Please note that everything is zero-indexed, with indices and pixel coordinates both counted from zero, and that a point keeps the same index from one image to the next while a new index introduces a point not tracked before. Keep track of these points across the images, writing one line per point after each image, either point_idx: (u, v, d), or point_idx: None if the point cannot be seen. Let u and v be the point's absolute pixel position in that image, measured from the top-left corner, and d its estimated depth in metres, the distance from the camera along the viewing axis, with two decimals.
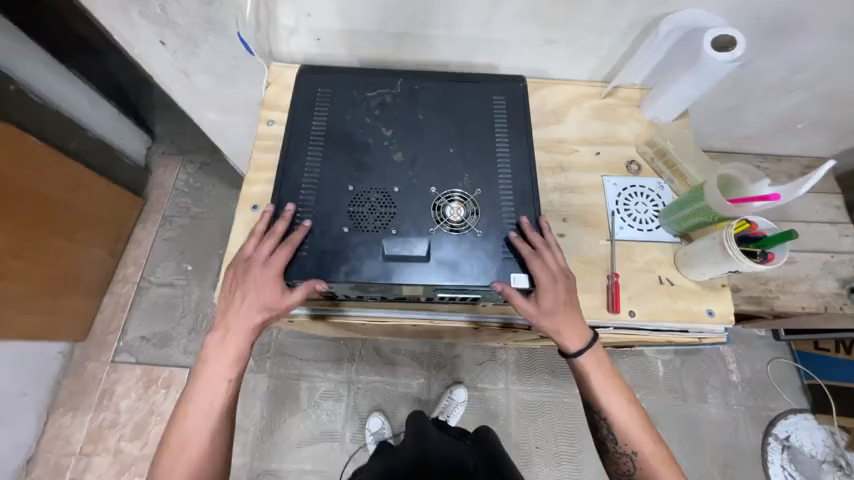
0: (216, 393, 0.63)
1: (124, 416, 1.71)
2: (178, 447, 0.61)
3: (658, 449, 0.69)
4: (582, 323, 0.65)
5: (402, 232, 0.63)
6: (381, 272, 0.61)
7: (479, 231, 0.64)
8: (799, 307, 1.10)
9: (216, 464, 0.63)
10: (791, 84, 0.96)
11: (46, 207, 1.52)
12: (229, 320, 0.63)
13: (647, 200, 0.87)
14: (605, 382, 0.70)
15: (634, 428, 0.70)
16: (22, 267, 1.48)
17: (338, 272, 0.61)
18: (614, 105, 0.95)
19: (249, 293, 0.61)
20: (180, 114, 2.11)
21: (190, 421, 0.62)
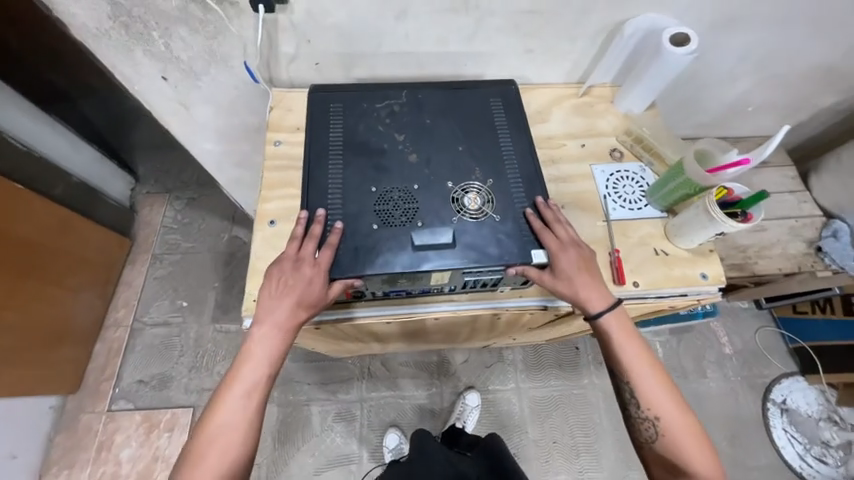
0: (254, 385, 0.66)
1: (126, 466, 1.62)
2: (213, 435, 0.64)
3: (677, 414, 0.74)
4: (606, 288, 0.74)
5: (427, 224, 0.72)
6: (415, 260, 0.70)
7: (494, 217, 0.74)
8: (776, 269, 1.21)
9: (248, 455, 0.65)
10: (737, 73, 1.10)
11: (32, 255, 1.46)
12: (273, 314, 0.66)
13: (634, 182, 0.96)
14: (630, 346, 0.75)
15: (657, 392, 0.74)
16: (8, 319, 1.41)
17: (374, 265, 0.69)
18: (590, 102, 1.05)
19: (289, 292, 0.67)
20: (163, 152, 2.05)
21: (226, 412, 0.64)
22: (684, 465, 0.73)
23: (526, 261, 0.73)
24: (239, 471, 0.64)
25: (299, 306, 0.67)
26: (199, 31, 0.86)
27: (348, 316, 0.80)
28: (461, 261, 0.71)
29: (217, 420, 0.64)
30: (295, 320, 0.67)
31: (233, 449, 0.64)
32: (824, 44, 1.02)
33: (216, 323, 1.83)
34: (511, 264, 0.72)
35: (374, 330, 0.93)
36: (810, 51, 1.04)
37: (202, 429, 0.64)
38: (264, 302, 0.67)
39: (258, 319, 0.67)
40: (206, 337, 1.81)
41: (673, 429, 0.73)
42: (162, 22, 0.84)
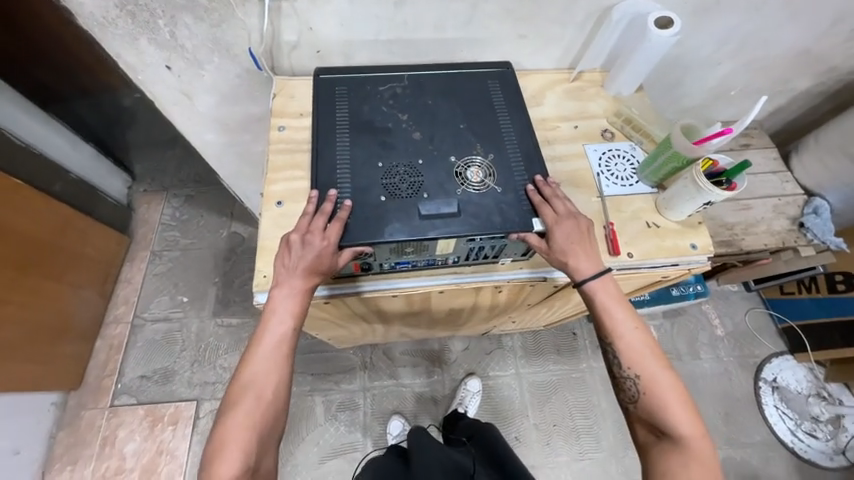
0: (281, 343, 0.72)
1: (130, 461, 1.62)
2: (246, 391, 0.69)
3: (658, 373, 0.79)
4: (597, 256, 0.79)
5: (433, 197, 0.78)
6: (421, 227, 0.75)
7: (496, 189, 0.80)
8: (762, 245, 1.26)
9: (279, 407, 0.71)
10: (720, 58, 1.16)
11: (34, 251, 1.46)
12: (290, 280, 0.72)
13: (625, 160, 1.00)
14: (615, 310, 0.80)
15: (639, 353, 0.80)
16: (11, 314, 1.41)
17: (383, 233, 0.74)
18: (581, 86, 1.10)
19: (301, 261, 0.72)
20: (161, 151, 2.05)
21: (255, 367, 0.71)
22: (664, 422, 0.77)
23: (528, 228, 0.78)
24: (272, 423, 0.70)
25: (309, 273, 0.72)
26: (205, 19, 0.89)
27: (354, 289, 0.84)
28: (466, 228, 0.76)
29: (249, 377, 0.70)
30: (311, 284, 0.73)
31: (267, 402, 0.70)
32: (800, 27, 1.08)
33: (217, 318, 1.84)
34: (514, 231, 0.77)
35: (380, 306, 0.96)
36: (787, 34, 1.10)
37: (234, 388, 0.70)
38: (280, 270, 0.73)
39: (276, 286, 0.73)
40: (208, 331, 1.82)
41: (654, 387, 0.78)
42: (168, 10, 0.86)
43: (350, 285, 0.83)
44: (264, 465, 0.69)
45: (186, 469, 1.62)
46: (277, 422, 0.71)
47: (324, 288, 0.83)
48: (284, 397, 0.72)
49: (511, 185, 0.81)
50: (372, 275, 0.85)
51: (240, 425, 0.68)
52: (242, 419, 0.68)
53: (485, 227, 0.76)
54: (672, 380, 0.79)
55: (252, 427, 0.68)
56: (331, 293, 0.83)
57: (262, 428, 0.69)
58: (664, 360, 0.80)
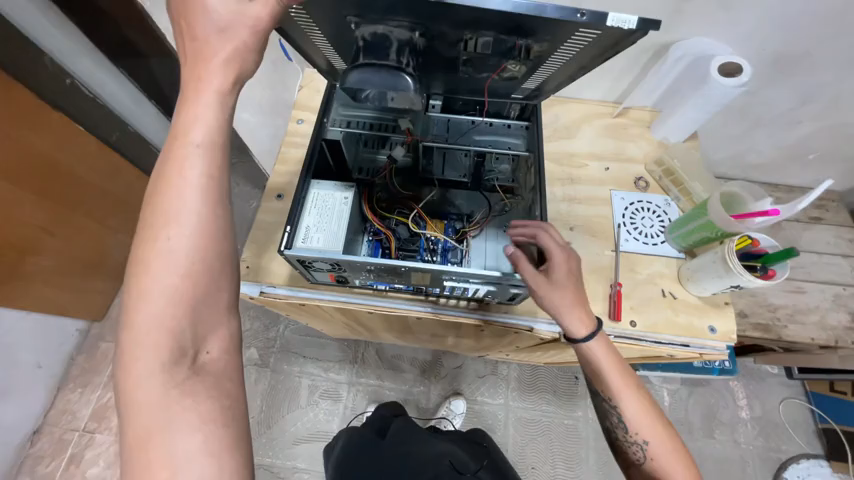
0: (202, 163, 0.48)
1: None
2: (158, 237, 0.47)
3: (667, 439, 0.72)
4: (589, 313, 0.72)
5: (445, 51, 0.61)
6: (431, 14, 0.54)
7: (532, 62, 0.61)
8: (809, 338, 1.08)
9: (225, 224, 0.50)
10: (798, 116, 1.00)
11: (84, 194, 1.57)
12: (200, 69, 0.50)
13: (653, 215, 0.90)
14: (617, 373, 0.73)
15: (644, 417, 0.72)
16: (54, 245, 1.55)
17: (380, 12, 0.55)
18: (623, 124, 1.00)
19: (199, 25, 0.50)
20: None
21: (174, 173, 0.48)
22: None
23: (596, 17, 0.50)
24: (223, 244, 0.50)
25: (221, 40, 0.50)
26: None
27: (345, 299, 0.81)
28: (494, 14, 0.52)
29: (158, 217, 0.47)
30: (230, 70, 0.51)
31: (198, 249, 0.48)
32: None
33: None
34: (573, 13, 0.51)
35: (359, 317, 0.94)
36: None
37: (140, 236, 0.48)
38: (186, 63, 0.51)
39: (183, 88, 0.50)
40: None
41: (663, 458, 0.70)
42: None
43: (343, 292, 0.81)
44: (221, 300, 0.51)
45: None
46: (222, 273, 0.50)
47: (312, 291, 0.82)
48: (227, 232, 0.50)
49: (550, 69, 0.63)
50: (363, 290, 0.81)
51: (173, 247, 0.47)
52: (164, 267, 0.47)
53: (520, 17, 0.52)
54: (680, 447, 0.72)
55: (190, 248, 0.48)
56: (317, 296, 0.82)
57: (202, 283, 0.48)
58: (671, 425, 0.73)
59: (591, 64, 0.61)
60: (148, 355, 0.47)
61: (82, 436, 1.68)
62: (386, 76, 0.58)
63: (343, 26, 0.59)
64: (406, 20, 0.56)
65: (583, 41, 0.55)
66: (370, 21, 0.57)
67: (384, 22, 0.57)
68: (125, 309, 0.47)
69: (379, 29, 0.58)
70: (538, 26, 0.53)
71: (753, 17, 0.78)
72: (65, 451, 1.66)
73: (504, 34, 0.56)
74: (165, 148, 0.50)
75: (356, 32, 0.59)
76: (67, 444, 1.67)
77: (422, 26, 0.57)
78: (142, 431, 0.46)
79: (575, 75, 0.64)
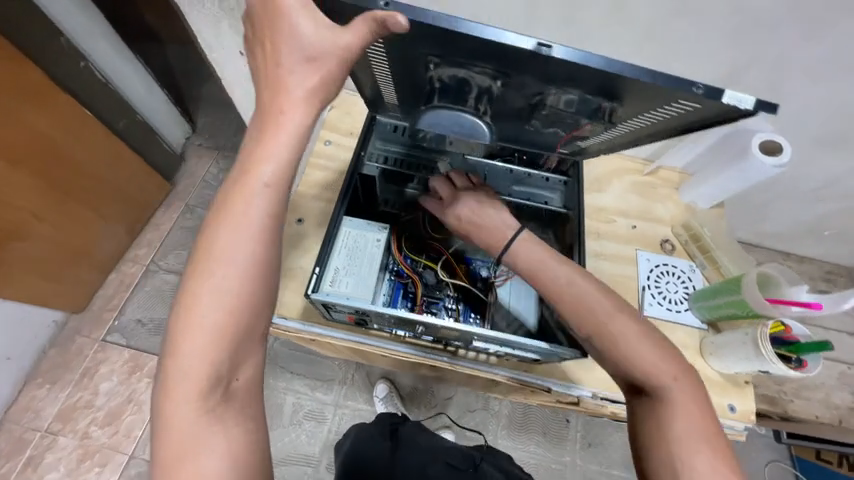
0: (270, 197, 0.46)
1: (101, 399, 1.62)
2: (209, 267, 0.45)
3: (625, 324, 0.59)
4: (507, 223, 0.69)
5: (520, 102, 0.57)
6: (521, 65, 0.49)
7: (612, 123, 0.57)
8: (813, 415, 1.07)
9: (274, 263, 0.47)
10: (821, 195, 1.02)
11: (79, 180, 1.45)
12: (278, 103, 0.46)
13: (678, 281, 0.89)
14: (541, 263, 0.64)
15: (590, 303, 0.60)
16: (42, 231, 1.41)
17: (464, 57, 0.50)
18: (652, 183, 0.99)
19: (286, 50, 0.46)
20: (224, 112, 1.95)
21: (236, 210, 0.45)
22: (639, 377, 0.56)
23: (711, 92, 0.46)
24: (268, 281, 0.47)
25: (306, 69, 0.46)
26: None
27: (360, 339, 0.77)
28: (595, 74, 0.47)
29: (213, 246, 0.45)
30: (309, 104, 0.47)
31: (247, 279, 0.45)
32: None
33: None
34: (687, 85, 0.46)
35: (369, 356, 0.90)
36: None
37: (192, 264, 0.46)
38: (264, 87, 0.47)
39: (259, 118, 0.47)
40: None
41: (621, 344, 0.58)
42: None
43: (359, 332, 0.77)
44: (258, 334, 0.47)
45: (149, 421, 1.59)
46: (263, 308, 0.47)
47: (328, 329, 0.78)
48: (273, 270, 0.47)
49: (628, 128, 0.59)
50: (379, 332, 0.77)
51: (219, 283, 0.45)
52: (211, 302, 0.44)
53: (619, 81, 0.48)
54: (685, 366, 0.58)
55: (236, 285, 0.45)
56: (332, 334, 0.78)
57: (246, 316, 0.46)
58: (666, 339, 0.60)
59: (674, 131, 0.56)
60: (187, 383, 0.44)
61: (44, 437, 1.56)
62: (458, 122, 0.57)
63: (418, 64, 0.54)
64: (491, 68, 0.51)
65: (677, 111, 0.51)
66: (450, 65, 0.53)
67: (467, 67, 0.52)
68: (170, 332, 0.45)
69: (459, 73, 0.53)
70: (634, 90, 0.49)
71: (792, 98, 0.81)
72: (24, 451, 1.54)
73: (591, 93, 0.52)
74: (229, 178, 0.47)
75: (432, 71, 0.55)
76: (27, 444, 1.55)
77: (506, 76, 0.52)
78: (173, 453, 0.44)
79: (649, 138, 0.60)
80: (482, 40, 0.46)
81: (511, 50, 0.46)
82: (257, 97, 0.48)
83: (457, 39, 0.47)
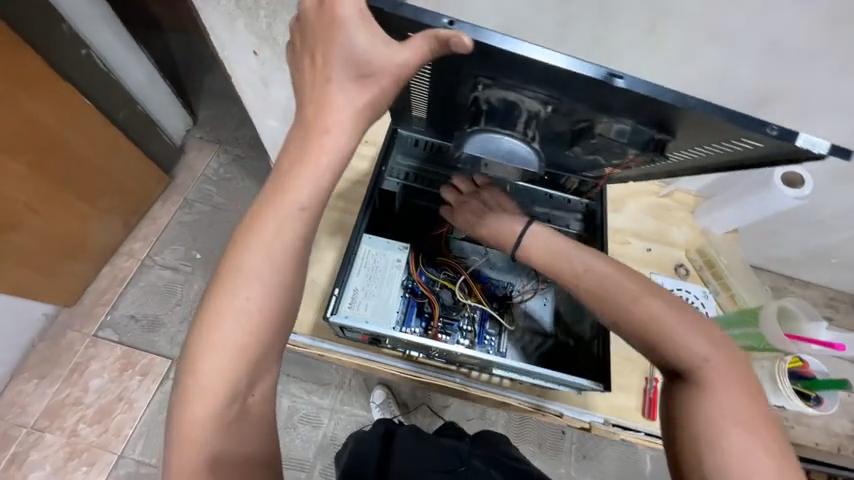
0: (309, 213, 0.47)
1: (91, 396, 1.49)
2: (235, 286, 0.46)
3: (656, 302, 0.56)
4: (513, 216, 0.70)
5: (565, 129, 0.56)
6: (575, 90, 0.48)
7: (661, 157, 0.56)
8: (813, 442, 1.09)
9: (298, 285, 0.48)
10: (835, 225, 1.02)
11: (71, 167, 1.35)
12: (323, 121, 0.46)
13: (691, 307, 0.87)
14: (560, 254, 0.64)
15: (614, 283, 0.58)
16: (35, 222, 1.32)
17: (516, 79, 0.49)
18: (668, 206, 0.98)
19: (336, 65, 0.46)
20: (227, 106, 1.85)
21: (265, 232, 0.46)
22: (672, 358, 0.53)
23: (786, 133, 0.45)
24: (291, 301, 0.48)
25: (355, 87, 0.46)
26: None
27: (370, 357, 0.75)
28: (656, 104, 0.46)
29: (240, 267, 0.46)
30: (354, 126, 0.47)
31: (269, 300, 0.46)
32: None
33: None
34: (760, 125, 0.46)
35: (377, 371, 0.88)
36: None
37: (217, 282, 0.46)
38: (308, 104, 0.47)
39: (303, 136, 0.47)
40: None
41: (651, 324, 0.55)
42: (273, 4, 0.76)
43: (369, 350, 0.75)
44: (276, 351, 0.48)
45: (140, 419, 1.47)
46: (281, 328, 0.47)
47: (339, 346, 0.75)
48: (294, 290, 0.47)
49: (675, 161, 0.58)
50: (390, 350, 0.75)
51: (242, 303, 0.45)
52: (233, 320, 0.45)
53: (677, 112, 0.46)
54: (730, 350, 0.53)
55: (258, 305, 0.46)
56: (342, 350, 0.75)
57: (266, 337, 0.46)
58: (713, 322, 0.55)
59: (721, 166, 0.56)
60: (205, 399, 0.45)
61: (30, 433, 1.43)
62: (501, 146, 0.57)
63: (467, 84, 0.53)
64: (544, 92, 0.50)
65: (734, 147, 0.50)
66: (500, 87, 0.51)
67: (518, 91, 0.51)
68: (191, 350, 0.46)
69: (509, 96, 0.52)
70: (690, 123, 0.48)
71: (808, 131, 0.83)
72: (8, 449, 1.42)
73: (644, 124, 0.51)
74: (260, 197, 0.48)
75: (480, 92, 0.54)
76: (11, 441, 1.43)
77: (558, 101, 0.51)
78: (186, 468, 0.45)
79: (694, 170, 0.60)
80: (543, 63, 0.45)
81: (571, 76, 0.45)
82: (301, 111, 0.47)
83: (516, 62, 0.46)
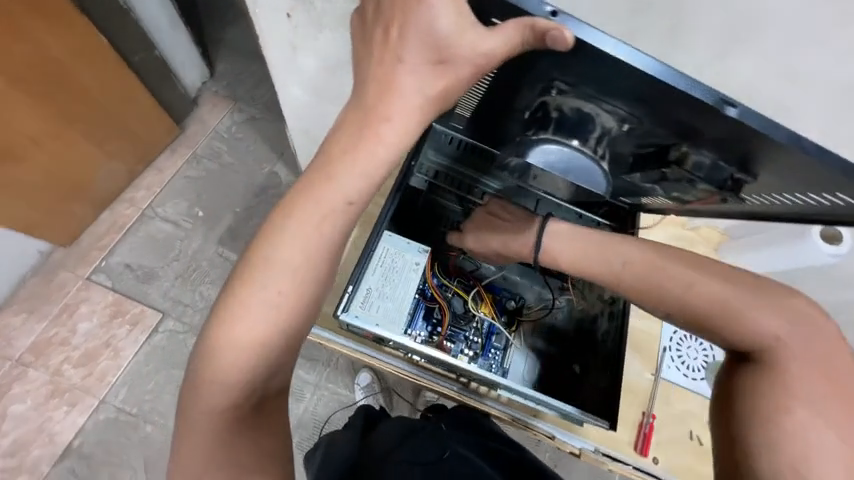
0: (358, 197, 0.45)
1: (78, 338, 1.44)
2: (264, 274, 0.44)
3: (718, 288, 0.56)
4: (526, 222, 0.72)
5: (632, 153, 0.52)
6: (663, 111, 0.44)
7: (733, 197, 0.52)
8: None
9: (327, 278, 0.46)
10: None
11: (79, 103, 1.29)
12: (388, 105, 0.44)
13: (698, 347, 0.86)
14: (596, 248, 0.65)
15: (671, 273, 0.59)
16: (36, 157, 1.27)
17: (599, 90, 0.45)
18: (692, 240, 0.95)
19: (411, 44, 0.42)
20: (247, 62, 1.76)
21: (301, 223, 0.44)
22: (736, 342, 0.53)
23: None
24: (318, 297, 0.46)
25: (428, 72, 0.44)
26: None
27: (374, 356, 0.77)
28: (753, 138, 0.42)
29: (270, 254, 0.44)
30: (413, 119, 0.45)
31: (292, 291, 0.44)
32: None
33: (220, 245, 1.57)
34: None
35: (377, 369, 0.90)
36: None
37: (244, 266, 0.44)
38: (370, 85, 0.45)
39: (357, 123, 0.45)
40: (205, 256, 1.55)
41: (710, 311, 0.55)
42: None
43: (373, 349, 0.77)
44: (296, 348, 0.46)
45: (124, 368, 1.43)
46: (305, 323, 0.46)
47: (345, 341, 0.77)
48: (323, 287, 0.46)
49: (744, 203, 0.54)
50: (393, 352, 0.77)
51: (267, 293, 0.44)
52: (259, 309, 0.43)
53: (770, 152, 0.43)
54: (814, 331, 0.51)
55: (283, 298, 0.44)
56: (347, 345, 0.77)
57: (289, 331, 0.45)
58: (797, 303, 0.53)
59: (785, 216, 0.54)
60: (221, 384, 0.44)
61: (14, 367, 1.40)
62: (568, 159, 0.52)
63: (539, 88, 0.49)
64: (626, 109, 0.46)
65: (812, 200, 0.48)
66: (577, 97, 0.47)
67: (596, 103, 0.47)
68: (210, 333, 0.45)
69: (585, 107, 0.48)
70: (781, 164, 0.44)
71: None
72: None
73: (725, 160, 0.47)
74: (298, 184, 0.46)
75: (552, 98, 0.50)
76: None
77: (636, 121, 0.47)
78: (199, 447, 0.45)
79: (757, 214, 0.57)
80: (643, 74, 0.40)
81: (667, 94, 0.41)
82: (362, 89, 0.45)
83: (609, 70, 0.42)
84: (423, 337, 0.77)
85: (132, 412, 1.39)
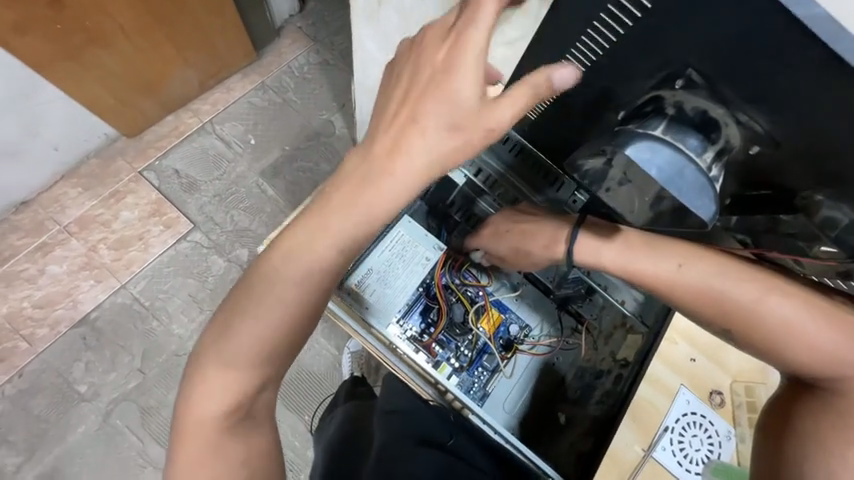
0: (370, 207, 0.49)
1: (118, 224, 1.55)
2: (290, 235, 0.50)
3: (787, 311, 0.54)
4: (550, 228, 0.71)
5: (736, 193, 0.50)
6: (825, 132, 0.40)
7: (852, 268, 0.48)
8: None
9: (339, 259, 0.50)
10: None
11: (172, 3, 1.32)
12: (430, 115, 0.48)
13: (704, 439, 0.76)
14: (658, 250, 0.62)
15: (742, 292, 0.56)
16: (123, 44, 1.33)
17: (746, 88, 0.42)
18: None
19: (472, 63, 0.45)
20: (337, 7, 1.74)
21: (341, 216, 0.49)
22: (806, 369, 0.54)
23: None
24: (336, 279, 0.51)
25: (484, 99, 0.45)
26: None
27: (364, 338, 0.82)
28: None
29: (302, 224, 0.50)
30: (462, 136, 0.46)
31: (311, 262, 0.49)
32: None
33: (261, 178, 1.60)
34: None
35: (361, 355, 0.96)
36: None
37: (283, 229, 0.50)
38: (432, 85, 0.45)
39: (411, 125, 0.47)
40: (245, 184, 1.60)
41: (773, 339, 0.55)
42: None
43: (364, 331, 0.81)
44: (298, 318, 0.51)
45: (148, 263, 1.52)
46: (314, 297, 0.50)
47: (341, 311, 0.80)
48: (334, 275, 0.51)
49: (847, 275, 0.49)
50: (385, 343, 0.82)
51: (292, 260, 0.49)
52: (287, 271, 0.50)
53: None
54: None
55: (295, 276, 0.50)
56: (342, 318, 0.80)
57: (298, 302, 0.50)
58: None
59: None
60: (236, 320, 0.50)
61: (61, 233, 1.53)
62: (676, 169, 0.45)
63: (662, 77, 0.46)
64: (767, 124, 0.42)
65: None
66: (709, 96, 0.44)
67: (733, 108, 0.44)
68: None
69: (714, 111, 0.45)
70: None
71: None
72: (39, 237, 1.52)
73: None
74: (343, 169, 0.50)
75: (672, 91, 0.46)
76: (44, 231, 1.53)
77: (770, 144, 0.44)
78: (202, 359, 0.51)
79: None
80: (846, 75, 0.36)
81: (841, 116, 0.38)
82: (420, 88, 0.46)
83: (787, 62, 0.38)
84: (413, 332, 0.83)
85: (146, 305, 1.50)
